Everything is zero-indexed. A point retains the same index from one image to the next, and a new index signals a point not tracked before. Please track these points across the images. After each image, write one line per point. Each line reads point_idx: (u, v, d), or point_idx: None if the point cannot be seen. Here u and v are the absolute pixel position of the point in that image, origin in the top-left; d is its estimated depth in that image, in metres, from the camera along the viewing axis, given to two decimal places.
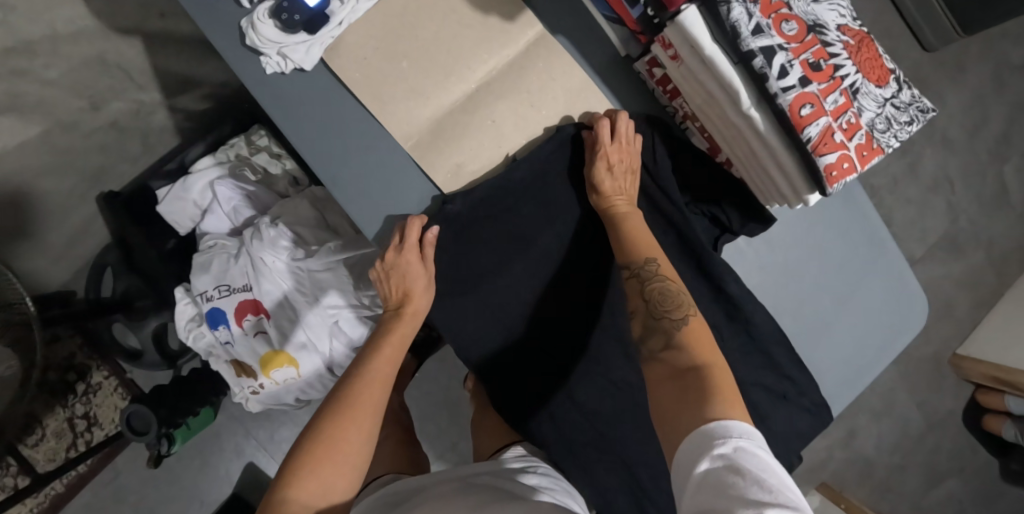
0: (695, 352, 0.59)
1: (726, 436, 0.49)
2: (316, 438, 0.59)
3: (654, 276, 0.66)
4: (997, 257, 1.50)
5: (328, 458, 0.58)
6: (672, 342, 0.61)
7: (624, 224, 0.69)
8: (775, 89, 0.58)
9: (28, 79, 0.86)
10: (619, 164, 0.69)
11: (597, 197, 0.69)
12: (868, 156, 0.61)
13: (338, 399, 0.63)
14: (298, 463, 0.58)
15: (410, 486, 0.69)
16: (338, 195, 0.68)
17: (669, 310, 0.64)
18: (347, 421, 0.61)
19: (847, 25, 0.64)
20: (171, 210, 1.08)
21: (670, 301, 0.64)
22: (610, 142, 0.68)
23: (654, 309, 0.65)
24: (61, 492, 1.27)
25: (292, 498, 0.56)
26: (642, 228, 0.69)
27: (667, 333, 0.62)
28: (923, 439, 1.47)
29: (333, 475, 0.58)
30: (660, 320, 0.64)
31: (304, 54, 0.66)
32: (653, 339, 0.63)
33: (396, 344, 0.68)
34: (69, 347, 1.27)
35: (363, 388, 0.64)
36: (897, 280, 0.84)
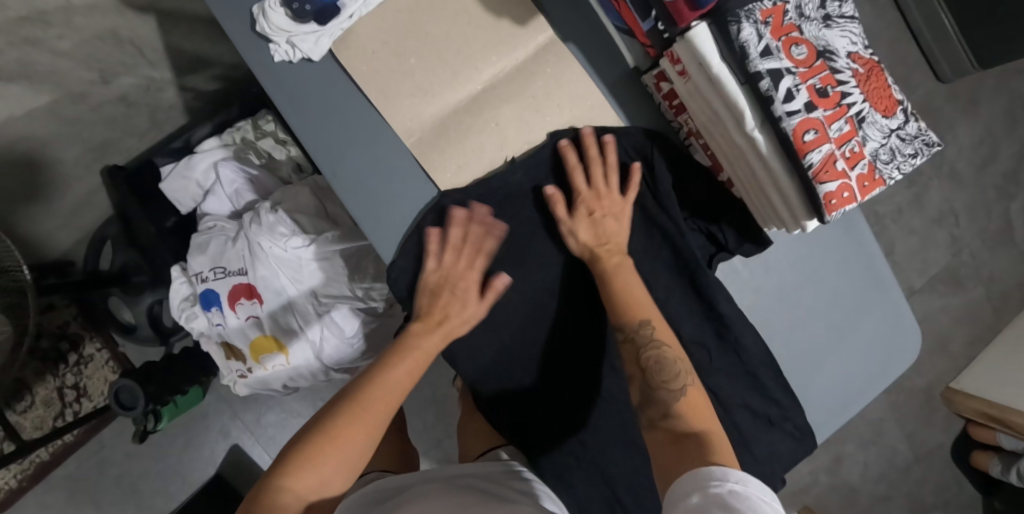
0: (692, 420, 0.60)
1: (723, 480, 0.50)
2: (320, 432, 0.60)
3: (648, 342, 0.65)
4: (996, 294, 1.49)
5: (328, 456, 0.59)
6: (670, 411, 0.62)
7: (615, 277, 0.68)
8: (780, 112, 0.57)
9: (39, 50, 0.86)
10: (600, 210, 0.69)
11: (582, 249, 0.69)
12: (869, 187, 0.60)
13: (349, 398, 0.63)
14: (298, 456, 0.58)
15: (392, 486, 0.69)
16: (336, 186, 0.68)
17: (666, 380, 0.63)
18: (353, 422, 0.61)
19: (858, 52, 0.64)
20: (174, 189, 1.09)
21: (666, 372, 0.64)
22: (588, 189, 0.69)
23: (652, 379, 0.64)
24: (46, 461, 1.27)
25: (287, 487, 0.57)
26: (634, 286, 0.68)
27: (665, 403, 0.62)
28: (909, 471, 1.47)
29: (330, 474, 0.59)
30: (657, 392, 0.63)
31: (313, 45, 0.66)
32: (653, 408, 0.63)
33: (419, 358, 0.66)
34: (63, 317, 1.27)
35: (378, 391, 0.64)
36: (893, 311, 0.83)
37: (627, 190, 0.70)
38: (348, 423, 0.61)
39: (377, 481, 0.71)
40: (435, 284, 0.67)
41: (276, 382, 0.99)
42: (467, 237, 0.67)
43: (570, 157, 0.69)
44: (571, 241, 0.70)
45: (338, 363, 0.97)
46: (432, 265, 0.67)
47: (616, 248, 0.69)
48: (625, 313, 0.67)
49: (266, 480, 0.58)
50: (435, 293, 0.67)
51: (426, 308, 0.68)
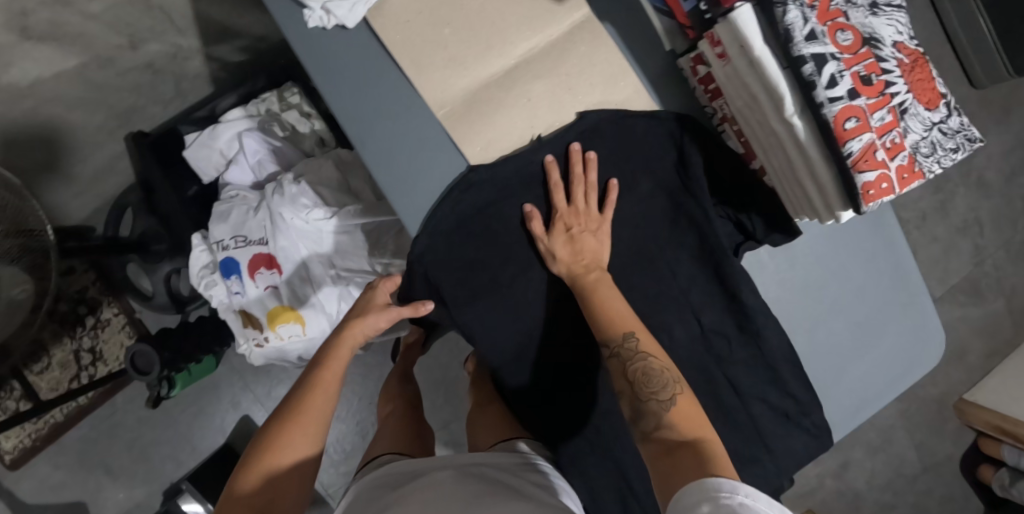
0: (685, 428, 0.59)
1: (733, 492, 0.48)
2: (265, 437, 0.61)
3: (635, 352, 0.64)
4: (1017, 307, 1.47)
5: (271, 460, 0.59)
6: (663, 421, 0.60)
7: (593, 293, 0.68)
8: (822, 98, 0.56)
9: (71, 10, 0.86)
10: (580, 231, 0.69)
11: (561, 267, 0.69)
12: (908, 179, 0.59)
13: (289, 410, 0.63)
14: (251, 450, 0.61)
15: (406, 470, 0.70)
16: (365, 156, 0.68)
17: (654, 390, 0.62)
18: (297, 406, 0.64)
19: (904, 42, 0.63)
20: (198, 156, 1.08)
21: (655, 382, 0.62)
22: (567, 207, 0.69)
23: (640, 394, 0.63)
24: (61, 421, 1.29)
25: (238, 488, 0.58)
26: (613, 301, 0.67)
27: (655, 415, 0.61)
28: (917, 480, 1.45)
29: (288, 453, 0.60)
30: (647, 403, 0.62)
31: (347, 12, 0.65)
32: (644, 420, 0.61)
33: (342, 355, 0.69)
34: (81, 281, 1.29)
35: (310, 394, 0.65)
36: (918, 311, 0.82)
37: (604, 207, 0.70)
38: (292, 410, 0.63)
39: (392, 462, 0.74)
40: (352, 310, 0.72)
41: (295, 352, 1.00)
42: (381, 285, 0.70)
43: (554, 175, 0.69)
44: (552, 263, 0.70)
45: None
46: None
47: (593, 265, 0.69)
48: (606, 330, 0.66)
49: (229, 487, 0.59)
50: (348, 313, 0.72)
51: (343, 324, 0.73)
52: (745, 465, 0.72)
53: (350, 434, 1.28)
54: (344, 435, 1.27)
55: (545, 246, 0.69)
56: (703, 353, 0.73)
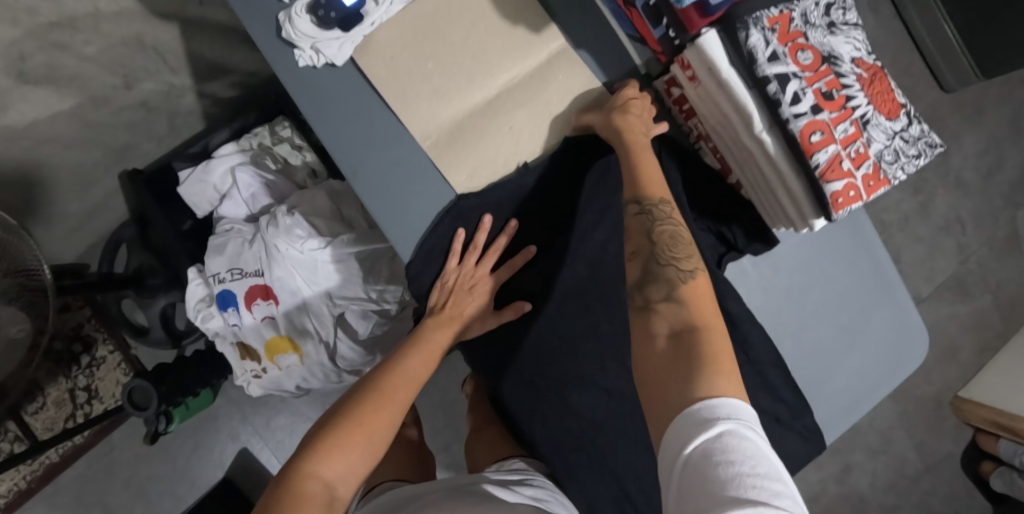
0: (695, 310, 0.59)
1: (713, 423, 0.48)
2: (353, 413, 0.61)
3: (665, 217, 0.65)
4: (1004, 302, 1.49)
5: (356, 441, 0.60)
6: (673, 295, 0.60)
7: (640, 157, 0.67)
8: (787, 114, 0.60)
9: (67, 54, 0.89)
10: (637, 103, 0.68)
11: (619, 116, 0.67)
12: (874, 186, 0.62)
13: (374, 390, 0.64)
14: (322, 440, 0.59)
15: (408, 493, 0.70)
16: (357, 187, 0.71)
17: (677, 257, 0.63)
18: (385, 405, 0.63)
19: (862, 58, 0.66)
20: (191, 192, 1.10)
21: (680, 252, 0.63)
22: (637, 93, 0.69)
23: (660, 256, 0.63)
24: (55, 462, 1.28)
25: (318, 472, 0.57)
26: (655, 168, 0.67)
27: (668, 286, 0.61)
28: (919, 480, 1.46)
29: (374, 435, 0.61)
30: (666, 267, 0.62)
31: (337, 51, 0.69)
32: (654, 288, 0.61)
33: (431, 351, 0.70)
34: (77, 318, 1.29)
35: (399, 380, 0.66)
36: (900, 312, 0.84)
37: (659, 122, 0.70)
38: (372, 408, 0.62)
39: (390, 491, 0.74)
40: (449, 283, 0.72)
41: (291, 383, 1.01)
42: (474, 244, 0.71)
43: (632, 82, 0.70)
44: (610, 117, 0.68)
45: (351, 365, 1.00)
46: (453, 266, 0.71)
47: (645, 131, 0.68)
48: (641, 190, 0.66)
49: (290, 470, 0.57)
50: (452, 291, 0.72)
51: (442, 303, 0.72)
52: None
53: None
54: None
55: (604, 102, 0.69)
56: None
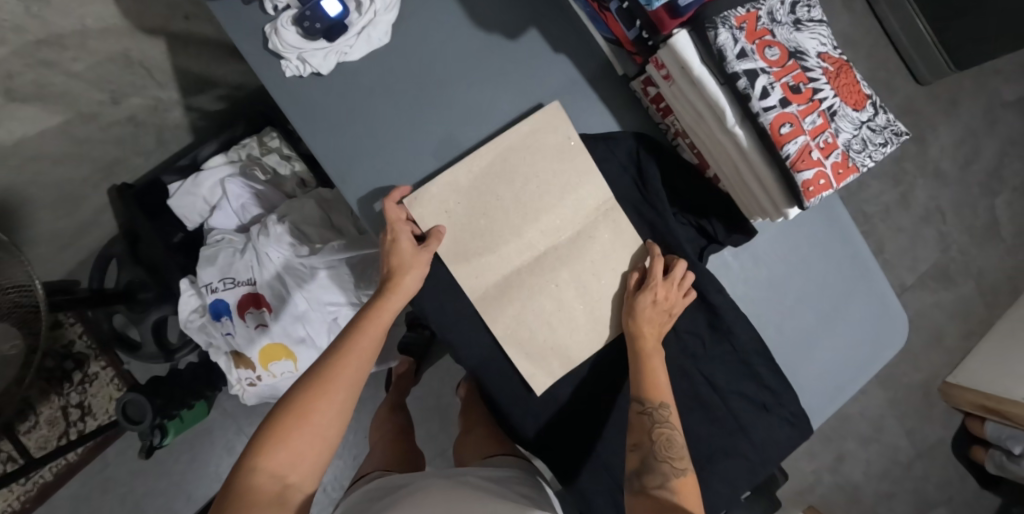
0: (683, 495, 0.65)
1: None
2: (292, 398, 0.60)
3: (664, 420, 0.70)
4: (986, 288, 1.52)
5: (296, 429, 0.58)
6: (666, 483, 0.66)
7: (646, 361, 0.72)
8: (757, 108, 0.62)
9: (55, 71, 0.90)
10: (659, 288, 0.72)
11: (631, 322, 0.72)
12: (844, 174, 0.65)
13: (315, 373, 0.61)
14: (262, 435, 0.58)
15: (396, 482, 0.75)
16: (345, 189, 0.72)
17: (673, 457, 0.68)
18: (324, 390, 0.60)
19: (828, 52, 0.68)
20: (181, 204, 1.11)
21: (675, 448, 0.68)
22: (661, 280, 0.72)
23: (658, 453, 0.68)
24: (50, 481, 1.29)
25: (261, 466, 0.56)
26: (660, 371, 0.72)
27: (664, 475, 0.66)
28: (912, 467, 1.49)
29: (317, 418, 0.59)
30: (660, 463, 0.67)
31: (322, 60, 0.70)
32: (649, 475, 0.67)
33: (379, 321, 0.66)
34: (69, 335, 1.29)
35: (342, 359, 0.63)
36: (879, 297, 0.88)
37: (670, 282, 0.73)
38: (313, 395, 0.60)
39: (379, 478, 0.78)
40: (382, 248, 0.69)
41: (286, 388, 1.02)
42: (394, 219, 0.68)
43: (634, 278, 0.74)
44: (625, 314, 0.73)
45: None
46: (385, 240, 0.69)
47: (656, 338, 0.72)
48: (645, 390, 0.71)
49: (236, 466, 0.57)
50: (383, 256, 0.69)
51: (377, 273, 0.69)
52: (727, 454, 0.80)
53: (347, 470, 1.27)
54: (341, 471, 1.27)
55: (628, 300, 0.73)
56: (680, 355, 0.80)
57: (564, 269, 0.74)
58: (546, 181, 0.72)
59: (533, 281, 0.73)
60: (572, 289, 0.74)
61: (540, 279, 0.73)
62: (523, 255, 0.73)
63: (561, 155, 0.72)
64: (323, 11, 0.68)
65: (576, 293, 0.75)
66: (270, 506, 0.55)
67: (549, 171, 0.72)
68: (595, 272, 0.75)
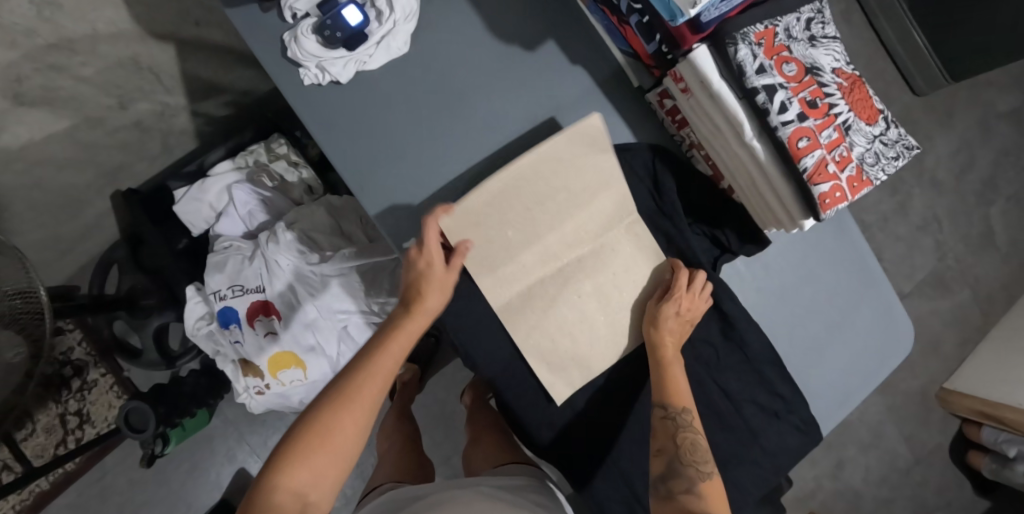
0: (713, 502, 0.65)
1: None
2: (314, 417, 0.58)
3: (687, 425, 0.70)
4: (982, 296, 1.54)
5: (319, 448, 0.57)
6: (693, 488, 0.66)
7: (667, 368, 0.72)
8: (775, 123, 0.63)
9: (64, 75, 0.90)
10: (683, 298, 0.72)
11: (653, 331, 0.72)
12: (858, 187, 0.66)
13: (337, 393, 0.60)
14: (281, 457, 0.56)
15: (410, 493, 0.74)
16: (364, 200, 0.72)
17: (697, 460, 0.68)
18: (347, 408, 0.59)
19: (841, 68, 0.69)
20: (187, 210, 1.10)
21: (699, 453, 0.69)
22: (685, 290, 0.72)
23: (682, 457, 0.69)
24: (46, 490, 1.26)
25: (282, 487, 0.55)
26: (682, 379, 0.72)
27: (689, 480, 0.67)
28: (910, 473, 1.50)
29: (340, 437, 0.58)
30: (686, 467, 0.68)
31: (341, 69, 0.70)
32: (674, 481, 0.68)
33: (402, 342, 0.65)
34: (68, 342, 1.28)
35: (365, 380, 0.61)
36: (886, 306, 0.90)
37: (693, 292, 0.73)
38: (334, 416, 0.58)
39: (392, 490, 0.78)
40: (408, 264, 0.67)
41: (295, 396, 1.01)
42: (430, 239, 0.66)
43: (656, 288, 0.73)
44: (648, 324, 0.73)
45: None
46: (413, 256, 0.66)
47: (676, 347, 0.73)
48: (668, 395, 0.71)
49: (254, 486, 0.56)
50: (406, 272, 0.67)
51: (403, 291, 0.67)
52: (740, 462, 0.81)
53: (351, 478, 1.27)
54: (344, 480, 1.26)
55: (650, 309, 0.73)
56: (694, 363, 0.80)
57: (586, 281, 0.74)
58: (576, 196, 0.72)
59: (552, 291, 0.73)
60: (593, 301, 0.75)
61: (562, 290, 0.74)
62: (545, 266, 0.73)
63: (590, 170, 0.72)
64: (344, 20, 0.68)
65: (598, 305, 0.75)
66: None
67: (579, 186, 0.72)
68: (616, 284, 0.75)
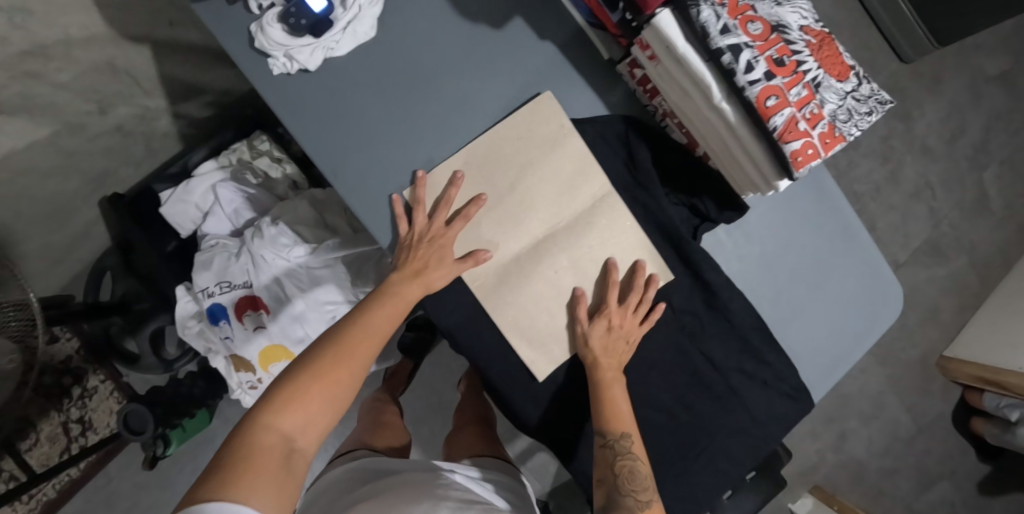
0: None
1: None
2: (310, 361, 0.63)
3: (625, 452, 0.71)
4: (979, 261, 1.53)
5: (312, 389, 0.61)
6: None
7: (605, 391, 0.73)
8: (742, 82, 0.63)
9: (41, 82, 0.90)
10: (613, 317, 0.74)
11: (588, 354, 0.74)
12: (831, 143, 0.65)
13: (334, 344, 0.65)
14: (276, 393, 0.60)
15: (383, 466, 0.81)
16: (338, 185, 0.73)
17: (636, 489, 0.69)
18: (342, 357, 0.64)
19: (810, 26, 0.69)
20: (174, 212, 1.10)
21: (638, 481, 0.69)
22: (616, 307, 0.74)
23: (621, 486, 0.70)
24: (53, 498, 1.26)
25: (273, 421, 0.58)
26: (621, 401, 0.73)
27: (627, 509, 0.68)
28: (914, 442, 1.50)
29: (333, 383, 0.62)
30: (624, 498, 0.69)
31: (309, 56, 0.70)
32: (613, 511, 0.68)
33: (398, 305, 0.70)
34: (65, 350, 1.28)
35: (360, 334, 0.67)
36: (873, 268, 0.89)
37: (629, 305, 0.75)
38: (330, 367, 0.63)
39: (359, 460, 0.83)
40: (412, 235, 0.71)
41: None
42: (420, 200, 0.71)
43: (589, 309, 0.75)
44: (583, 346, 0.75)
45: None
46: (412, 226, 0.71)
47: (613, 367, 0.74)
48: (606, 421, 0.72)
49: (244, 421, 0.59)
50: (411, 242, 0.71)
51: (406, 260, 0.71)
52: (732, 432, 0.81)
53: None
54: None
55: (584, 332, 0.76)
56: (678, 334, 0.80)
57: (562, 256, 0.74)
58: (541, 169, 0.73)
59: (530, 268, 0.73)
60: (571, 275, 0.75)
61: (539, 266, 0.74)
62: (521, 243, 0.73)
63: (554, 142, 0.73)
64: (308, 7, 0.68)
65: (576, 279, 0.75)
66: (276, 460, 0.56)
67: (546, 160, 0.73)
68: (594, 258, 0.75)
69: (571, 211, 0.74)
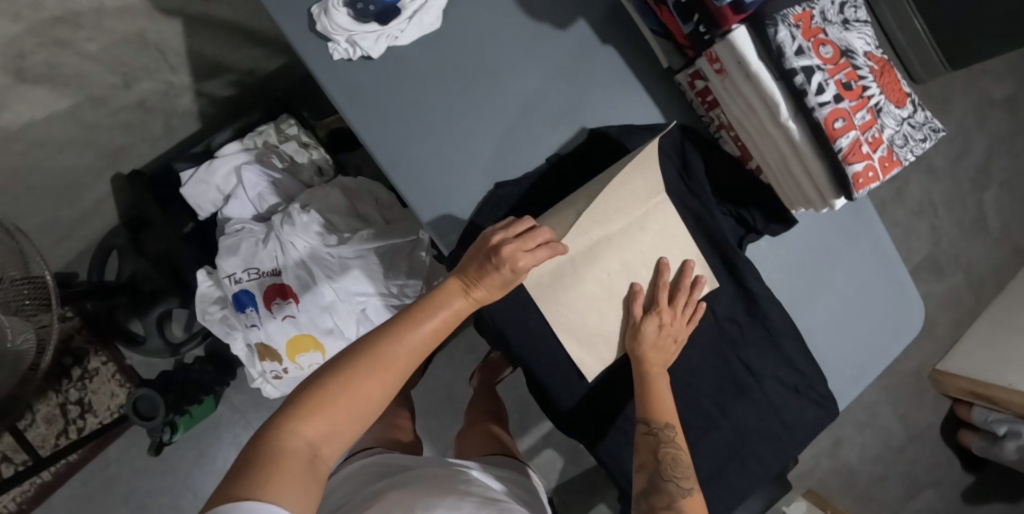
0: None
1: None
2: (347, 366, 0.55)
3: (669, 440, 0.71)
4: (975, 279, 1.58)
5: (344, 398, 0.54)
6: (673, 504, 0.66)
7: (652, 384, 0.73)
8: (813, 104, 0.64)
9: (68, 51, 0.87)
10: (665, 314, 0.74)
11: (638, 345, 0.74)
12: (889, 167, 0.67)
13: (375, 351, 0.57)
14: (307, 398, 0.53)
15: (400, 463, 0.77)
16: (393, 175, 0.71)
17: (679, 475, 0.69)
18: (381, 369, 0.56)
19: (872, 52, 0.70)
20: (194, 193, 1.07)
21: (680, 468, 0.69)
22: (667, 305, 0.74)
23: (664, 471, 0.69)
24: (48, 481, 1.23)
25: (298, 427, 0.52)
26: (666, 396, 0.73)
27: (670, 496, 0.67)
28: (904, 451, 1.55)
29: (366, 393, 0.55)
30: (666, 483, 0.68)
31: (373, 43, 0.69)
32: (655, 497, 0.67)
33: (450, 316, 0.61)
34: (67, 330, 1.24)
35: (406, 345, 0.58)
36: (901, 284, 0.91)
37: (679, 303, 0.75)
38: (367, 374, 0.55)
39: (376, 456, 0.80)
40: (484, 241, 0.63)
41: None
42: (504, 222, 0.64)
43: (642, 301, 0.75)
44: (630, 337, 0.75)
45: None
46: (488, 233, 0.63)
47: (660, 361, 0.74)
48: (652, 412, 0.72)
49: (269, 421, 0.53)
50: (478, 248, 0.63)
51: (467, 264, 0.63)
52: (763, 438, 0.82)
53: None
54: None
55: (633, 323, 0.75)
56: (717, 340, 0.81)
57: (615, 259, 0.74)
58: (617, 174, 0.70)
59: (584, 270, 0.73)
60: (622, 278, 0.75)
61: (593, 268, 0.73)
62: (578, 243, 0.72)
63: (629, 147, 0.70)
64: None
65: (627, 283, 0.75)
66: (298, 470, 0.50)
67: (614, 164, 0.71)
68: (646, 262, 0.75)
69: (627, 214, 0.73)
